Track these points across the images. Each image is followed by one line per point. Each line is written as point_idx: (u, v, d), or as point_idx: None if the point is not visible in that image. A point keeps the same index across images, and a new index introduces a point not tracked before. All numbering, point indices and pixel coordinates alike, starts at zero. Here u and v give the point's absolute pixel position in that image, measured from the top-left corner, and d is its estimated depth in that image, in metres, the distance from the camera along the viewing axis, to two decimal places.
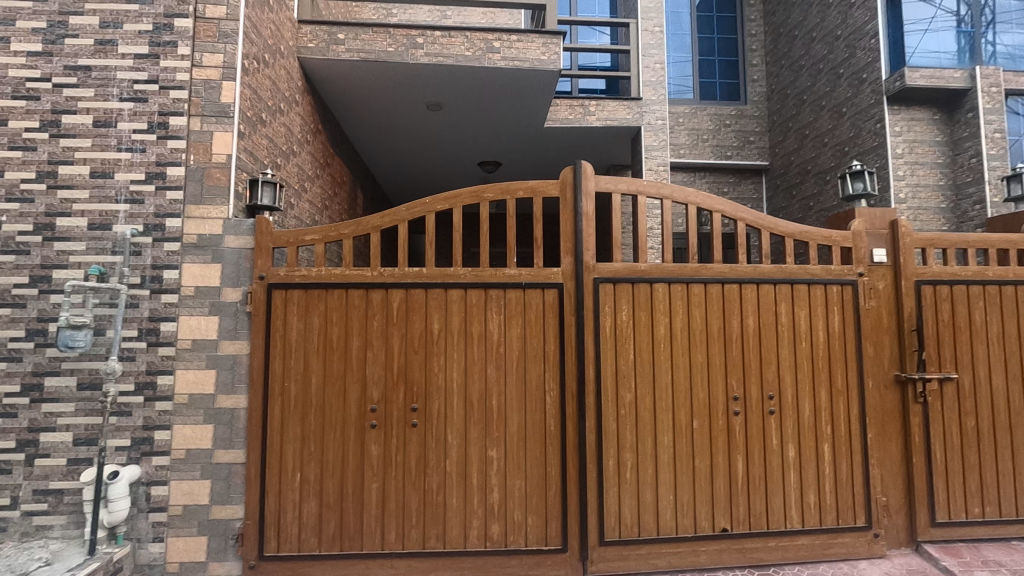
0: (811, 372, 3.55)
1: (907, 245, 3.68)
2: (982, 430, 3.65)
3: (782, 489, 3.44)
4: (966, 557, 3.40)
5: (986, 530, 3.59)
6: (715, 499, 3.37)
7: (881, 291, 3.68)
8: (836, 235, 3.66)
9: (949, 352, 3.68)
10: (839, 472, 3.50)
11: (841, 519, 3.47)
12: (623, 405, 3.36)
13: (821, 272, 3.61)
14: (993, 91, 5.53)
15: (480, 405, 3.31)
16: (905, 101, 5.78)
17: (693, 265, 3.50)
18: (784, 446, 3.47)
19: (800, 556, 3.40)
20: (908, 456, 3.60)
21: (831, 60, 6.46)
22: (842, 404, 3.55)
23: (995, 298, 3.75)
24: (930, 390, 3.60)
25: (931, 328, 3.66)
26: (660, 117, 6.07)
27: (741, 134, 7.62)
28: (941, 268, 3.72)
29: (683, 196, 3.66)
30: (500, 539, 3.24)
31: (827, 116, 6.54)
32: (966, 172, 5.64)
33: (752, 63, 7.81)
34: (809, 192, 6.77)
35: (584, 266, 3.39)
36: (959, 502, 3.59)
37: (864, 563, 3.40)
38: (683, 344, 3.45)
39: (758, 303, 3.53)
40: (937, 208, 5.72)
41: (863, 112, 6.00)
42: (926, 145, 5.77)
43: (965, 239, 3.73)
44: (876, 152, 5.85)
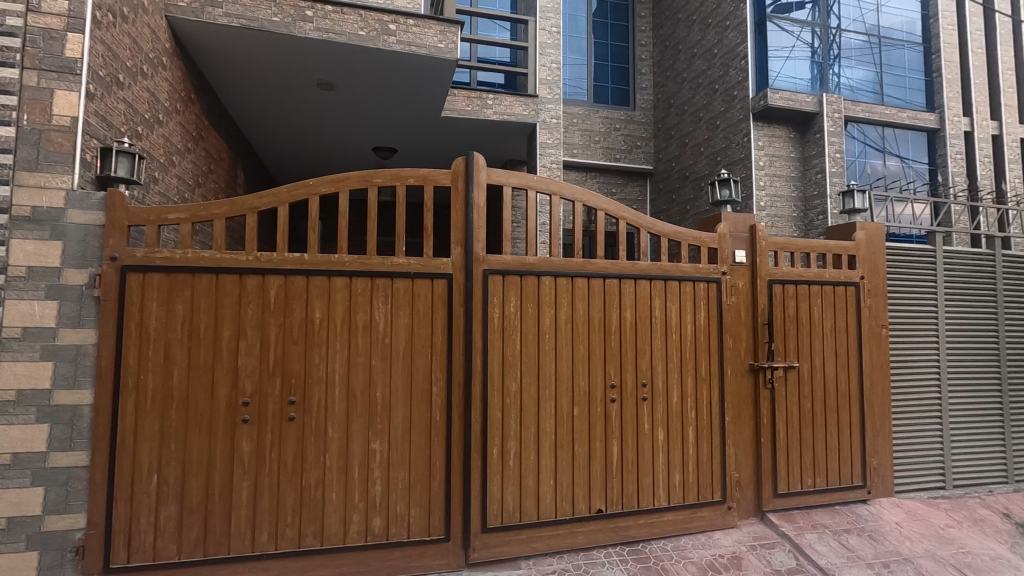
0: (680, 362, 3.86)
1: (762, 248, 4.12)
2: (816, 411, 4.19)
3: (652, 470, 3.71)
4: (800, 522, 3.92)
5: (816, 498, 4.13)
6: (592, 482, 3.56)
7: (740, 289, 4.09)
8: (705, 236, 4.01)
9: (793, 344, 4.17)
10: (701, 453, 3.85)
11: (701, 495, 3.82)
12: (508, 395, 3.43)
13: (691, 270, 3.94)
14: (836, 116, 6.37)
15: (364, 396, 3.22)
16: (768, 119, 6.44)
17: (578, 260, 3.65)
18: (654, 429, 3.74)
19: (665, 530, 3.69)
20: (757, 436, 4.05)
21: (709, 76, 7.03)
22: (705, 390, 3.90)
23: (829, 296, 4.31)
24: (776, 377, 4.07)
25: (779, 322, 4.14)
26: (554, 116, 6.30)
27: (629, 138, 8.05)
28: (789, 269, 4.21)
29: (571, 193, 3.80)
30: (381, 533, 3.18)
31: (703, 127, 7.11)
32: (813, 187, 6.41)
33: (641, 72, 8.28)
34: (686, 196, 7.31)
35: (473, 257, 3.41)
36: (797, 475, 4.10)
37: (719, 534, 3.79)
38: (566, 335, 3.59)
39: (635, 298, 3.77)
40: (790, 216, 6.45)
41: (733, 126, 6.59)
42: (782, 159, 6.49)
43: (807, 245, 4.26)
44: (742, 164, 6.45)
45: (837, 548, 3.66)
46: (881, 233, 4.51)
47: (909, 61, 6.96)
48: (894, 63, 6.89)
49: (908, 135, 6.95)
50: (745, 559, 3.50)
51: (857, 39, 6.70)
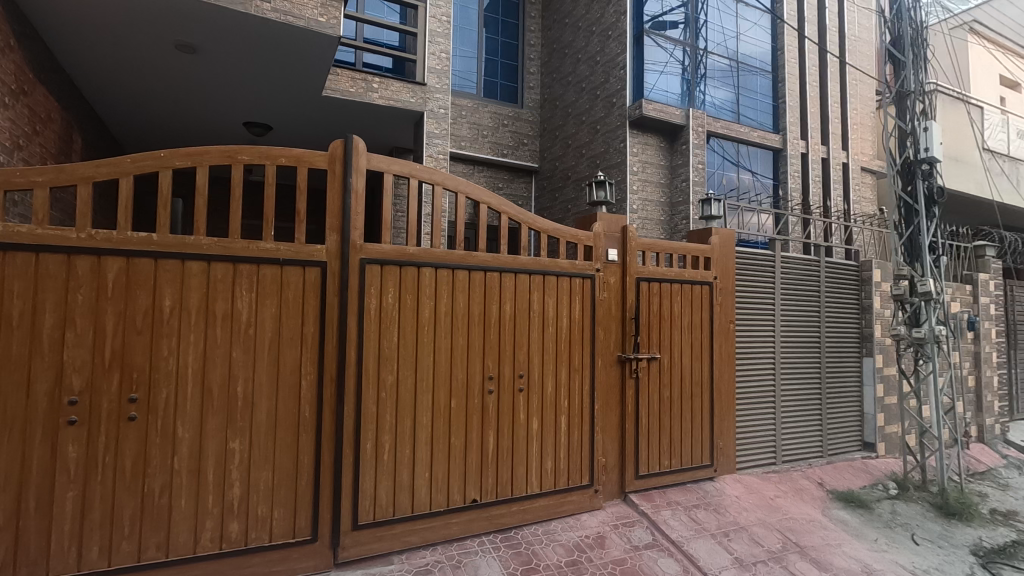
0: (555, 354, 4.01)
1: (631, 247, 4.43)
2: (674, 398, 4.59)
3: (525, 458, 3.83)
4: (656, 500, 4.28)
5: (671, 477, 4.53)
6: (468, 473, 3.59)
7: (611, 285, 4.35)
8: (582, 234, 4.22)
9: (656, 337, 4.53)
10: (571, 440, 4.05)
11: (571, 480, 4.02)
12: (384, 388, 3.34)
13: (568, 266, 4.11)
14: (699, 130, 7.01)
15: (221, 391, 2.96)
16: (642, 128, 6.91)
17: (459, 252, 3.65)
18: (529, 419, 3.86)
19: (537, 515, 3.83)
20: (622, 422, 4.34)
21: (592, 82, 7.37)
22: (577, 380, 4.11)
23: (688, 294, 4.74)
24: (640, 367, 4.40)
25: (644, 317, 4.47)
26: (442, 106, 6.28)
27: (516, 135, 8.19)
28: (654, 268, 4.56)
29: (455, 185, 3.78)
30: (239, 538, 2.94)
31: (585, 130, 7.44)
32: (679, 193, 7.00)
33: (530, 71, 8.46)
34: (568, 196, 7.61)
35: (350, 245, 3.27)
36: (655, 457, 4.46)
37: (586, 515, 4.01)
38: (446, 327, 3.58)
39: (514, 292, 3.85)
40: (658, 220, 6.99)
41: (612, 131, 6.98)
42: (653, 166, 7.00)
43: (669, 246, 4.66)
44: (618, 168, 6.86)
45: (688, 522, 4.05)
46: (732, 239, 5.04)
47: (760, 87, 7.86)
48: (749, 87, 7.77)
49: (758, 153, 7.82)
50: (608, 538, 3.75)
51: (719, 62, 7.45)
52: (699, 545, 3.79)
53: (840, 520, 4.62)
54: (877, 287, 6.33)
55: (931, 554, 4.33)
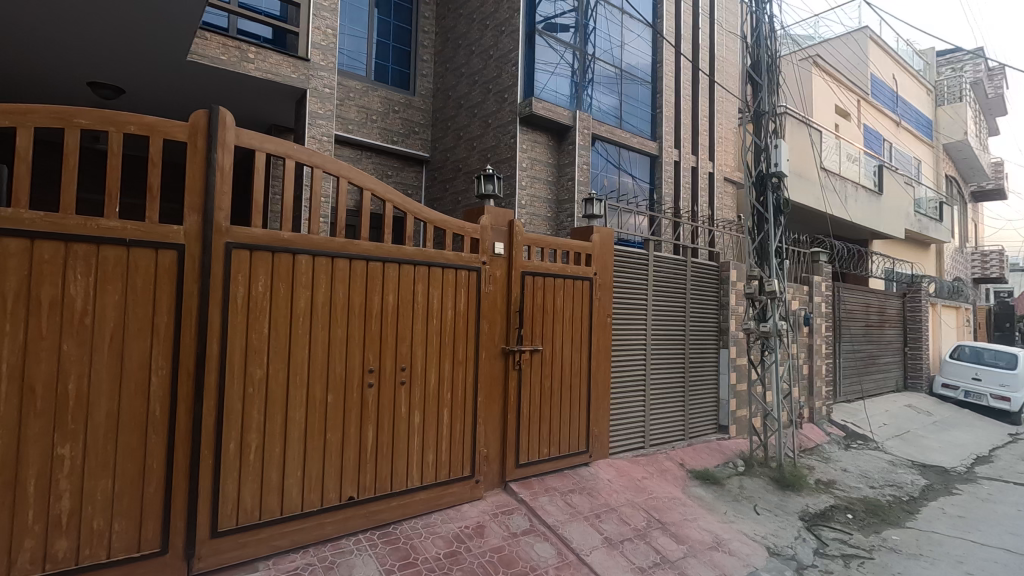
0: (438, 346, 3.98)
1: (518, 242, 4.53)
2: (554, 389, 4.77)
3: (406, 452, 3.76)
4: (535, 488, 4.42)
5: (550, 465, 4.70)
6: (344, 470, 3.45)
7: (497, 278, 4.41)
8: (469, 227, 4.23)
9: (539, 330, 4.66)
10: (453, 432, 4.05)
11: (452, 473, 4.01)
12: (251, 383, 3.10)
13: (454, 258, 4.10)
14: (585, 132, 7.33)
15: (48, 390, 2.56)
16: (532, 125, 7.07)
17: (339, 240, 3.49)
18: (410, 412, 3.80)
19: (417, 509, 3.78)
20: (504, 413, 4.43)
21: (484, 76, 7.40)
22: (461, 373, 4.11)
23: (569, 288, 4.95)
24: (523, 359, 4.51)
25: (528, 310, 4.59)
26: (327, 85, 6.00)
27: (407, 123, 7.99)
28: (539, 263, 4.70)
29: (336, 168, 3.59)
30: (68, 557, 2.57)
31: (477, 123, 7.45)
32: (565, 192, 7.27)
33: (423, 58, 8.28)
34: (459, 188, 7.60)
35: (213, 227, 2.98)
36: (536, 446, 4.60)
37: (466, 506, 4.03)
38: (323, 317, 3.40)
39: (398, 282, 3.76)
40: (544, 216, 7.20)
41: (503, 126, 7.07)
42: (542, 164, 7.19)
43: (553, 242, 4.83)
44: (508, 163, 6.96)
45: (563, 506, 4.23)
46: (610, 237, 5.36)
47: (640, 96, 8.40)
48: (631, 95, 8.27)
49: (637, 158, 8.34)
50: (487, 527, 3.80)
51: (605, 69, 7.85)
52: (573, 528, 3.98)
53: (697, 497, 5.10)
54: (734, 286, 7.04)
55: (769, 521, 4.94)
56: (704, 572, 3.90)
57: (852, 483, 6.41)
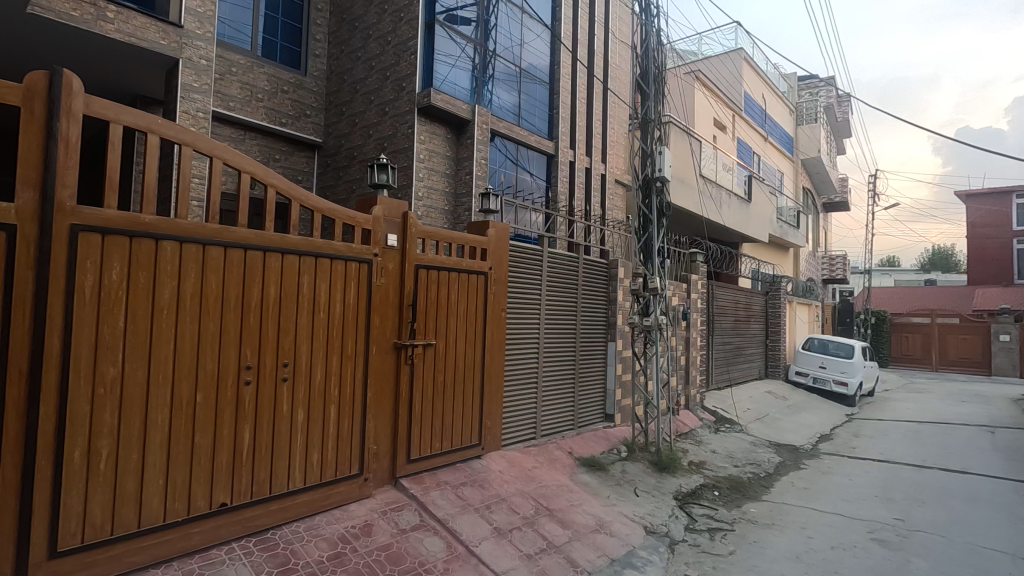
0: (325, 341, 3.81)
1: (412, 234, 4.47)
2: (447, 383, 4.76)
3: (287, 453, 3.56)
4: (427, 482, 4.39)
5: (442, 459, 4.69)
6: (215, 475, 3.19)
7: (390, 271, 4.31)
8: (360, 217, 4.10)
9: (433, 324, 4.63)
10: (340, 429, 3.90)
11: (338, 472, 3.86)
12: (102, 382, 2.76)
13: (344, 249, 3.95)
14: (483, 127, 7.37)
15: None
16: (431, 117, 6.98)
17: (213, 226, 3.21)
18: (293, 410, 3.60)
19: (299, 512, 3.59)
20: (395, 408, 4.34)
21: (381, 62, 7.17)
22: (350, 368, 3.97)
23: (464, 282, 4.97)
24: (415, 353, 4.45)
25: (422, 304, 4.54)
26: (203, 56, 5.50)
27: (297, 104, 7.53)
28: (433, 256, 4.67)
29: (209, 148, 3.29)
30: None
31: (373, 110, 7.20)
32: (463, 186, 7.26)
33: (316, 38, 7.84)
34: (353, 176, 7.33)
35: (54, 205, 2.62)
36: (427, 441, 4.56)
37: (353, 505, 3.90)
38: (192, 310, 3.11)
39: (280, 273, 3.54)
40: (442, 209, 7.15)
41: (400, 116, 6.91)
42: (440, 156, 7.12)
43: (447, 236, 4.82)
44: (405, 153, 6.82)
45: (454, 500, 4.24)
46: (506, 233, 5.46)
47: (538, 95, 8.60)
48: (530, 94, 8.44)
49: (535, 156, 8.52)
50: (375, 525, 3.71)
51: (505, 66, 7.94)
52: (463, 520, 4.00)
53: (583, 483, 5.35)
54: (621, 283, 7.45)
55: (647, 502, 5.31)
56: (587, 554, 4.10)
57: (719, 463, 7.06)
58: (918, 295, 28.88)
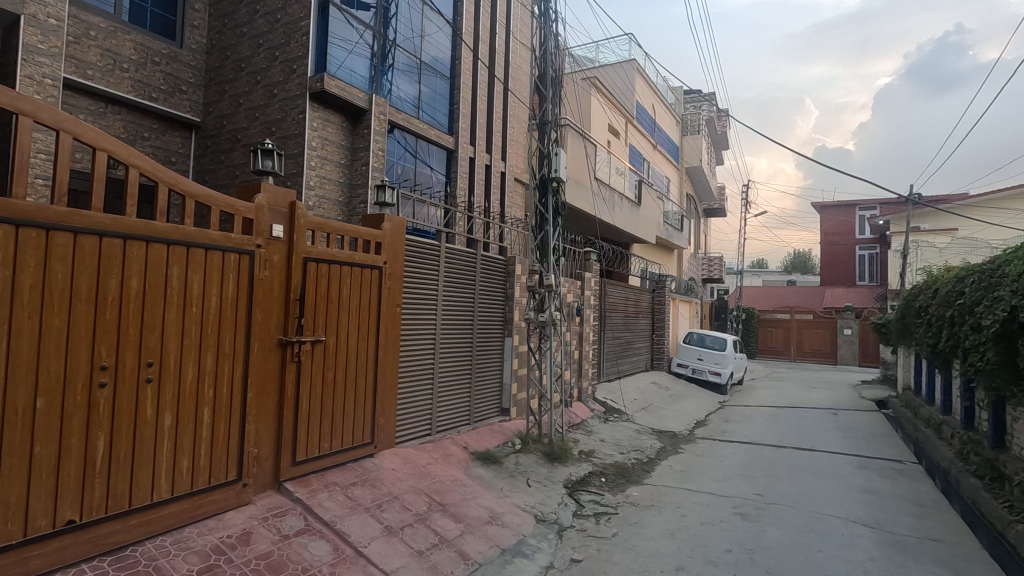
0: (198, 338, 3.51)
1: (300, 225, 4.26)
2: (337, 381, 4.59)
3: (151, 461, 3.24)
4: (313, 485, 4.20)
5: (330, 460, 4.51)
6: (61, 489, 2.83)
7: (274, 264, 4.07)
8: (240, 205, 3.83)
9: (322, 320, 4.44)
10: (215, 433, 3.62)
11: (213, 479, 3.58)
12: None
13: (221, 239, 3.66)
14: (381, 117, 7.19)
15: None
16: (324, 103, 6.68)
17: (60, 209, 2.85)
18: (159, 414, 3.28)
19: (165, 525, 3.29)
20: (279, 408, 4.11)
21: (270, 40, 6.73)
22: (227, 367, 3.70)
23: (356, 276, 4.82)
24: (302, 350, 4.24)
25: (310, 299, 4.33)
26: (52, 16, 4.83)
27: (171, 78, 6.84)
28: (323, 249, 4.48)
29: (56, 120, 2.91)
30: None
31: (260, 91, 6.75)
32: (359, 176, 7.03)
33: (194, 7, 7.16)
34: (237, 160, 6.83)
35: None
36: (314, 441, 4.36)
37: (230, 514, 3.64)
38: (32, 304, 2.74)
39: (145, 263, 3.21)
40: (335, 200, 6.86)
41: (290, 99, 6.53)
42: (334, 145, 6.83)
43: (339, 228, 4.65)
44: (295, 140, 6.46)
45: (343, 501, 4.11)
46: (402, 227, 5.39)
47: (439, 89, 8.53)
48: (430, 87, 8.34)
49: (434, 150, 8.44)
50: (254, 533, 3.49)
51: (404, 56, 7.79)
52: (351, 521, 3.89)
53: (477, 477, 5.41)
54: (518, 279, 7.61)
55: (538, 492, 5.49)
56: (479, 545, 4.16)
57: (606, 451, 7.47)
58: (780, 293, 32.37)
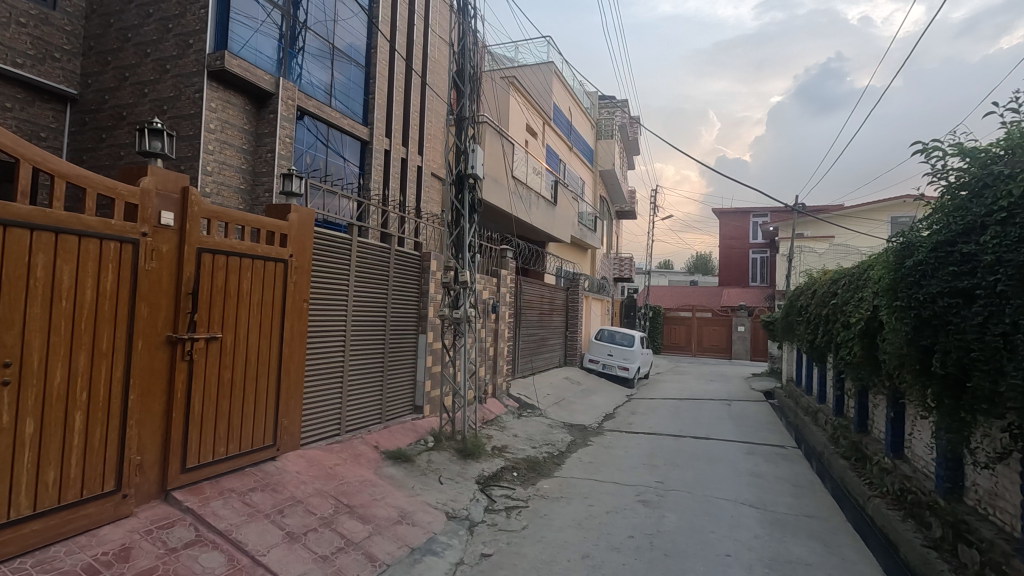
0: (70, 335, 3.15)
1: (193, 213, 3.95)
2: (235, 380, 4.31)
3: (8, 474, 2.86)
4: (206, 492, 3.91)
5: (225, 465, 4.22)
6: None
7: (163, 254, 3.75)
8: (122, 188, 3.48)
9: (217, 315, 4.14)
10: (89, 440, 3.26)
11: (86, 491, 3.23)
12: None
13: (99, 226, 3.31)
14: (288, 102, 6.83)
15: None
16: (224, 83, 6.23)
17: None
18: (19, 421, 2.91)
19: (26, 545, 2.91)
20: (166, 412, 3.78)
21: (162, 10, 6.18)
22: (105, 367, 3.35)
23: (258, 270, 4.55)
24: (195, 348, 3.93)
25: (204, 293, 4.03)
26: None
27: (42, 43, 6.04)
28: (220, 240, 4.18)
29: None
30: None
31: (150, 65, 6.18)
32: (263, 164, 6.63)
33: None
34: (121, 140, 6.20)
35: None
36: (208, 446, 4.06)
37: (106, 528, 3.30)
38: None
39: (3, 251, 2.83)
40: (237, 187, 6.42)
41: (185, 76, 6.02)
42: (235, 129, 6.39)
43: (239, 217, 4.37)
44: (190, 120, 5.97)
45: (239, 508, 3.86)
46: (310, 219, 5.15)
47: (353, 77, 8.23)
48: (343, 74, 8.03)
49: (348, 140, 8.14)
50: (135, 548, 3.19)
51: (315, 40, 7.45)
52: (249, 529, 3.66)
53: (387, 476, 5.30)
54: (433, 275, 7.53)
55: (450, 489, 5.47)
56: (387, 546, 4.07)
57: (519, 446, 7.58)
58: (684, 292, 34.45)
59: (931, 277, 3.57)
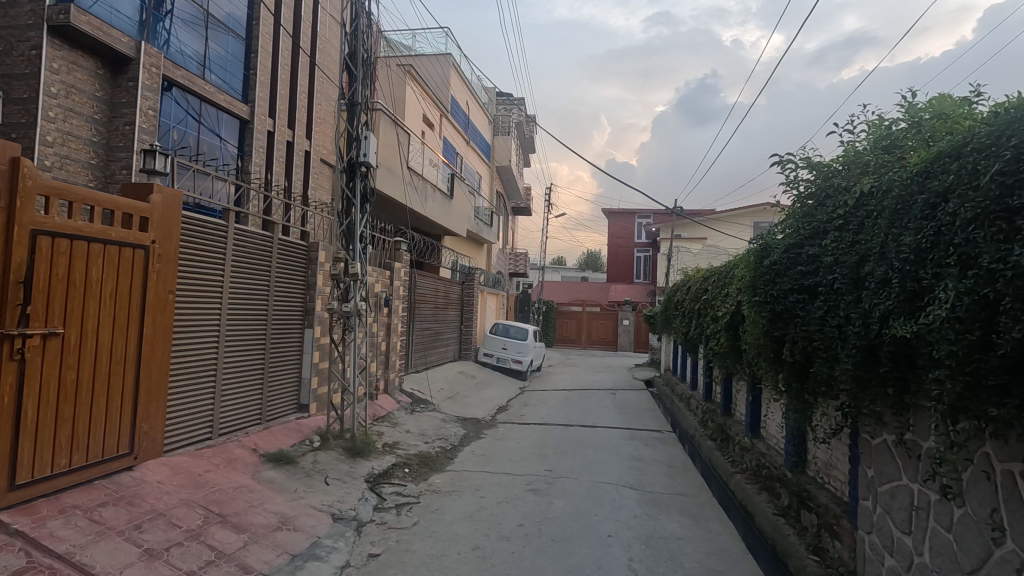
0: None
1: (26, 189, 3.41)
2: (81, 382, 3.78)
3: None
4: (42, 511, 3.39)
5: (68, 479, 3.69)
6: None
7: None
8: None
9: (59, 308, 3.62)
10: None
11: None
12: None
13: None
14: (152, 70, 6.11)
15: None
16: (70, 41, 5.43)
17: None
18: None
19: None
20: None
21: None
22: None
23: (112, 257, 4.03)
24: (29, 346, 3.40)
25: (42, 281, 3.51)
26: None
27: None
28: (63, 221, 3.65)
29: None
30: None
31: None
32: (119, 137, 5.87)
33: None
34: None
35: None
36: (46, 458, 3.53)
37: None
38: None
39: None
40: (86, 162, 5.62)
41: (18, 28, 5.15)
42: (84, 95, 5.59)
43: (89, 197, 3.84)
44: (25, 81, 5.12)
45: (86, 526, 3.40)
46: (178, 201, 4.67)
47: (231, 49, 7.56)
48: (219, 45, 7.35)
49: (224, 118, 7.47)
50: None
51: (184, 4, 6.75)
52: (98, 549, 3.24)
53: (267, 480, 4.95)
54: (321, 266, 7.15)
55: (336, 490, 5.24)
56: (264, 555, 3.80)
57: (411, 442, 7.45)
58: (575, 287, 35.88)
59: (784, 274, 4.01)
